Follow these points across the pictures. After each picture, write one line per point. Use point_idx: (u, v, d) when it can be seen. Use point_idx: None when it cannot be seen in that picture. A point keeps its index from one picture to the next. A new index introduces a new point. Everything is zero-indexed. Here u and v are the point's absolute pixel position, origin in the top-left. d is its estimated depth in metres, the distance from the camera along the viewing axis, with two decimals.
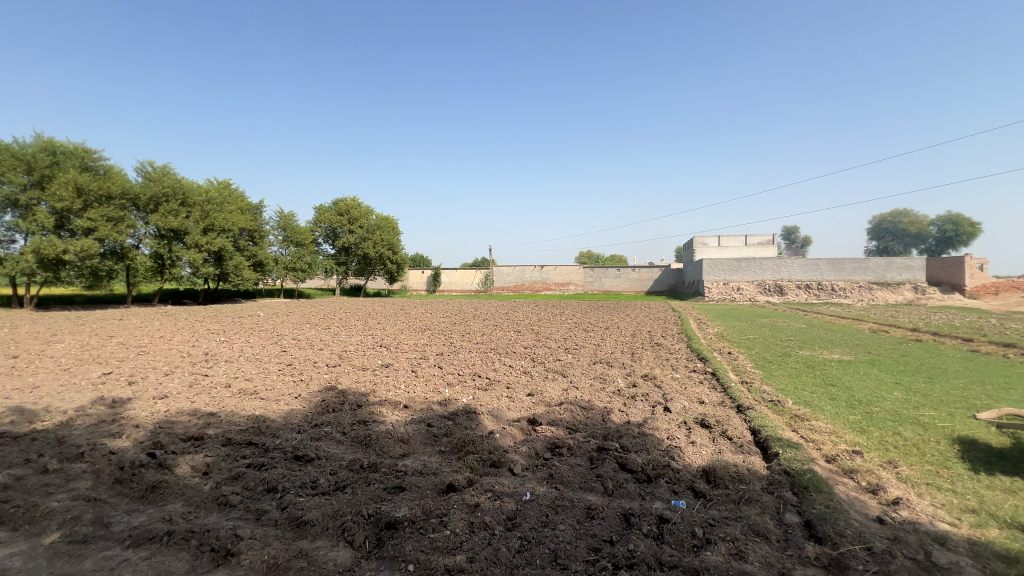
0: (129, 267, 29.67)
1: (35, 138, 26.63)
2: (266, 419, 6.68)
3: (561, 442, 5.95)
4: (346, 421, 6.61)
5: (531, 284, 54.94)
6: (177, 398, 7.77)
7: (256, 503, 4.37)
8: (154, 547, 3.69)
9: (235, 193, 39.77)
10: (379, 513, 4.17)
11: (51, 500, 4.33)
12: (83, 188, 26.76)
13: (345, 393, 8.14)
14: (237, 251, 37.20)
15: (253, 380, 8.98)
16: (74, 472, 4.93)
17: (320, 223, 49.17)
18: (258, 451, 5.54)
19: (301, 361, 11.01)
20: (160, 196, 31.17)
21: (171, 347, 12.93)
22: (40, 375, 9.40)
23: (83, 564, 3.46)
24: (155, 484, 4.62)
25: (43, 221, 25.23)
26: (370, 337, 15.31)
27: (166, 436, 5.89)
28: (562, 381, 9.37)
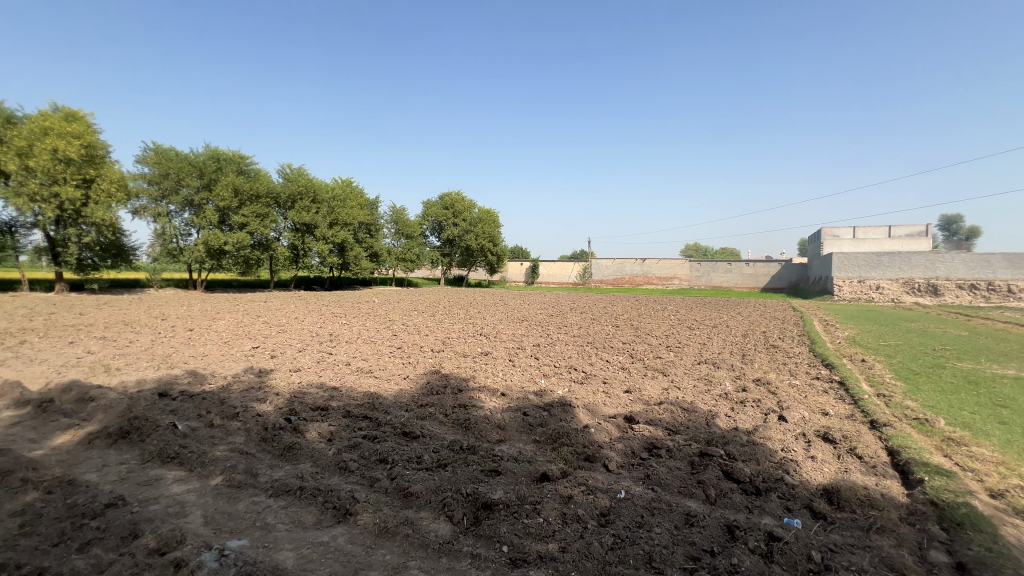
0: (272, 256, 34.32)
1: (206, 148, 31.82)
2: (379, 397, 7.33)
3: (660, 444, 5.72)
4: (448, 404, 7.02)
5: (632, 279, 53.14)
6: (308, 372, 8.87)
7: (370, 471, 4.84)
8: (290, 498, 4.27)
9: (356, 191, 44.00)
10: (476, 492, 4.36)
11: (215, 450, 5.22)
12: (239, 189, 31.53)
13: (448, 378, 8.62)
14: (357, 243, 41.10)
15: (369, 360, 9.92)
16: (232, 428, 5.89)
17: (428, 217, 52.27)
18: (372, 425, 6.11)
19: (410, 345, 11.91)
20: (296, 194, 35.61)
21: (304, 327, 14.77)
22: (206, 346, 11.31)
23: (238, 506, 4.13)
24: (290, 445, 5.33)
25: (210, 217, 30.21)
26: (472, 325, 16.00)
27: (300, 405, 6.76)
28: (662, 380, 8.98)
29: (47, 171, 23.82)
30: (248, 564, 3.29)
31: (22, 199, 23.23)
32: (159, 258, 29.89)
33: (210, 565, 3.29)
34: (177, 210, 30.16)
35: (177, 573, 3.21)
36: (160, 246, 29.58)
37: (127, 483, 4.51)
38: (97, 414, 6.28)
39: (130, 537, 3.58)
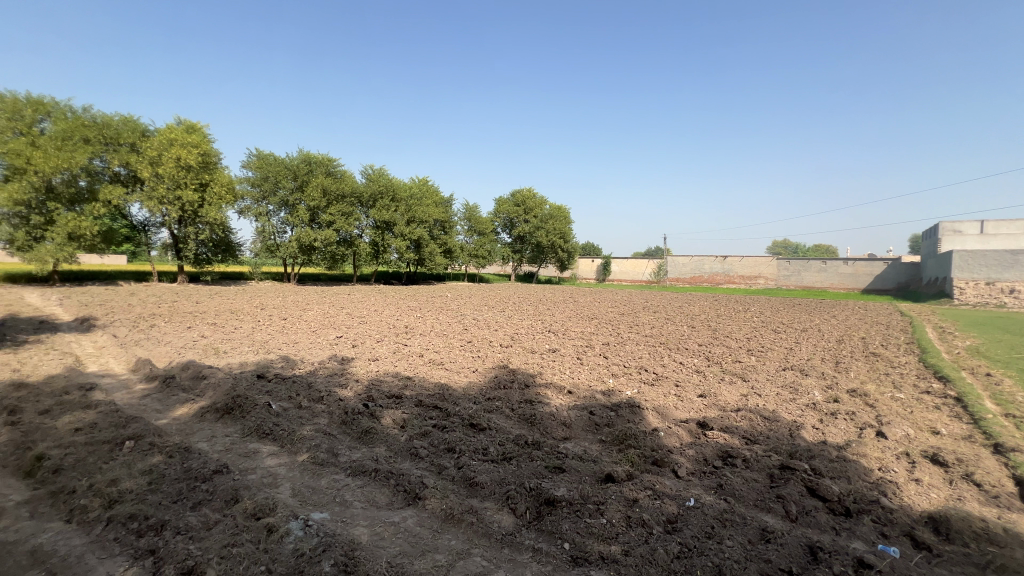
0: (356, 252, 36.68)
1: (301, 152, 34.71)
2: (449, 388, 7.59)
3: (735, 452, 5.39)
4: (515, 399, 7.11)
5: (711, 277, 50.33)
6: (385, 361, 9.41)
7: (438, 458, 5.03)
8: (365, 478, 4.57)
9: (431, 190, 45.77)
10: (540, 488, 4.38)
11: (303, 429, 5.71)
12: (327, 189, 34.06)
13: (515, 373, 8.73)
14: (432, 239, 42.77)
15: (440, 353, 10.31)
16: (317, 410, 6.40)
17: (499, 214, 52.85)
18: (442, 415, 6.35)
19: (480, 339, 12.21)
20: (377, 194, 37.76)
21: (383, 320, 15.67)
22: (297, 334, 12.38)
23: (321, 482, 4.49)
24: (367, 429, 5.70)
25: (302, 216, 32.95)
26: (541, 322, 16.04)
27: (377, 392, 7.20)
28: (741, 385, 8.44)
29: (172, 176, 27.28)
30: (328, 535, 3.56)
31: (152, 201, 26.80)
32: (260, 253, 33.10)
33: (295, 533, 3.60)
34: (275, 210, 33.23)
35: (268, 537, 3.56)
36: (261, 243, 32.75)
37: (230, 453, 5.06)
38: (207, 391, 7.12)
39: (232, 501, 4.02)
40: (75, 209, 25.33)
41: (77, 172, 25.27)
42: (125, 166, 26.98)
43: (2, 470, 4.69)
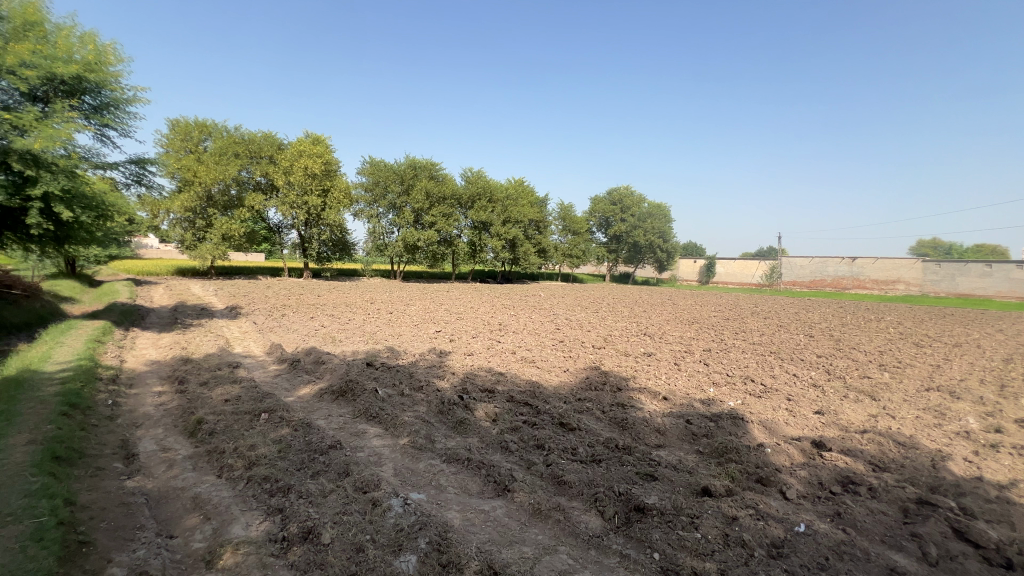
0: (455, 251, 38.50)
1: (407, 158, 37.29)
2: (539, 386, 7.66)
3: (859, 479, 4.75)
4: (606, 402, 6.97)
5: (836, 281, 44.74)
6: (479, 356, 9.78)
7: (527, 454, 5.10)
8: (458, 466, 4.80)
9: (527, 190, 46.50)
10: (629, 493, 4.25)
11: (404, 415, 6.15)
12: (430, 192, 36.17)
13: (607, 375, 8.56)
14: (526, 239, 43.38)
15: (532, 351, 10.45)
16: (417, 399, 6.85)
17: (594, 213, 52.12)
18: (532, 412, 6.43)
19: (572, 339, 12.15)
20: (475, 195, 39.24)
21: (478, 316, 16.28)
22: (402, 327, 13.34)
23: (419, 465, 4.79)
24: (461, 419, 5.96)
25: (408, 217, 35.37)
26: (636, 324, 15.51)
27: (471, 385, 7.51)
28: (869, 404, 7.42)
29: (301, 184, 30.89)
30: (424, 515, 3.80)
31: (285, 206, 30.59)
32: (371, 252, 36.18)
33: (396, 509, 3.90)
34: (384, 213, 36.05)
35: (372, 509, 3.90)
36: (372, 243, 35.77)
37: (343, 431, 5.62)
38: (326, 374, 7.98)
39: (343, 474, 4.47)
40: (228, 214, 29.80)
41: (229, 182, 29.69)
42: (265, 176, 31.09)
43: (173, 429, 5.69)
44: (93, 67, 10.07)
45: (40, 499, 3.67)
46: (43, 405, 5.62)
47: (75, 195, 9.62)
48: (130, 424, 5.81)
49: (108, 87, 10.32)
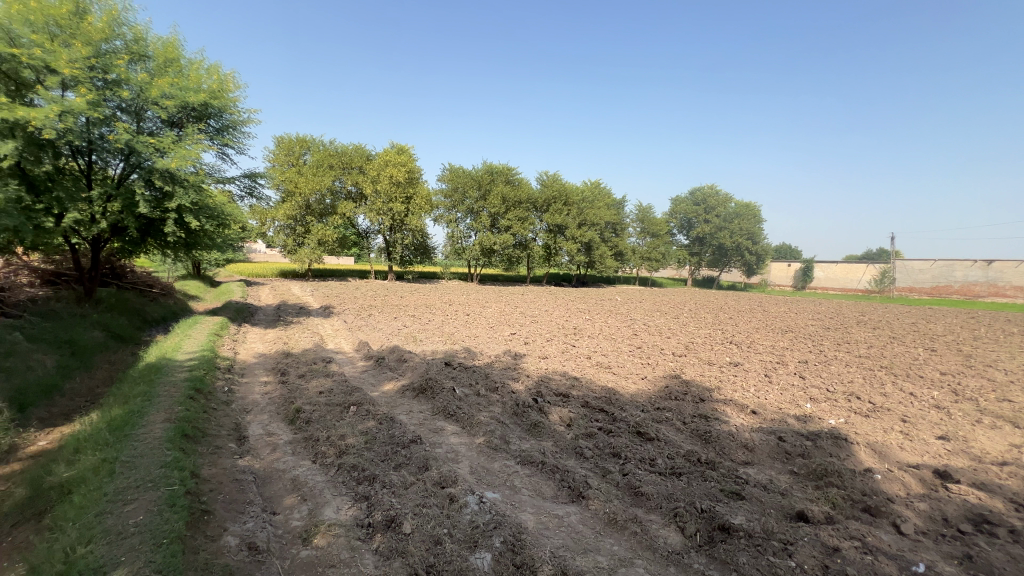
0: (530, 254, 38.83)
1: (485, 164, 38.30)
2: (615, 393, 7.48)
3: (996, 519, 4.08)
4: (687, 412, 6.64)
5: (964, 288, 38.86)
6: (554, 360, 9.76)
7: (603, 461, 5.00)
8: (533, 469, 4.81)
9: (603, 193, 45.76)
10: (713, 511, 4.00)
11: (480, 414, 6.29)
12: (506, 197, 36.83)
13: (689, 384, 8.13)
14: (602, 242, 42.63)
15: (608, 356, 10.23)
16: (493, 399, 6.98)
17: (675, 215, 49.98)
18: (608, 419, 6.28)
19: (650, 346, 11.72)
20: (551, 199, 39.29)
21: (553, 320, 16.26)
22: (478, 329, 13.68)
23: (494, 465, 4.88)
24: (536, 422, 5.98)
25: (485, 221, 36.27)
26: (721, 332, 14.59)
27: (546, 388, 7.51)
28: (1010, 431, 6.35)
29: (386, 192, 32.85)
30: (498, 514, 3.85)
31: (373, 213, 32.76)
32: (449, 255, 37.57)
33: (472, 506, 4.00)
34: (463, 217, 37.27)
35: (450, 505, 4.03)
36: (450, 246, 37.12)
37: (423, 427, 5.88)
38: (408, 371, 8.41)
39: (423, 468, 4.67)
40: (323, 221, 32.49)
41: (325, 192, 32.36)
42: (355, 185, 33.49)
43: (276, 416, 6.30)
44: (217, 94, 11.42)
45: (172, 470, 4.23)
46: (175, 389, 6.49)
47: (201, 207, 11.01)
48: (242, 409, 6.52)
49: (228, 111, 11.69)
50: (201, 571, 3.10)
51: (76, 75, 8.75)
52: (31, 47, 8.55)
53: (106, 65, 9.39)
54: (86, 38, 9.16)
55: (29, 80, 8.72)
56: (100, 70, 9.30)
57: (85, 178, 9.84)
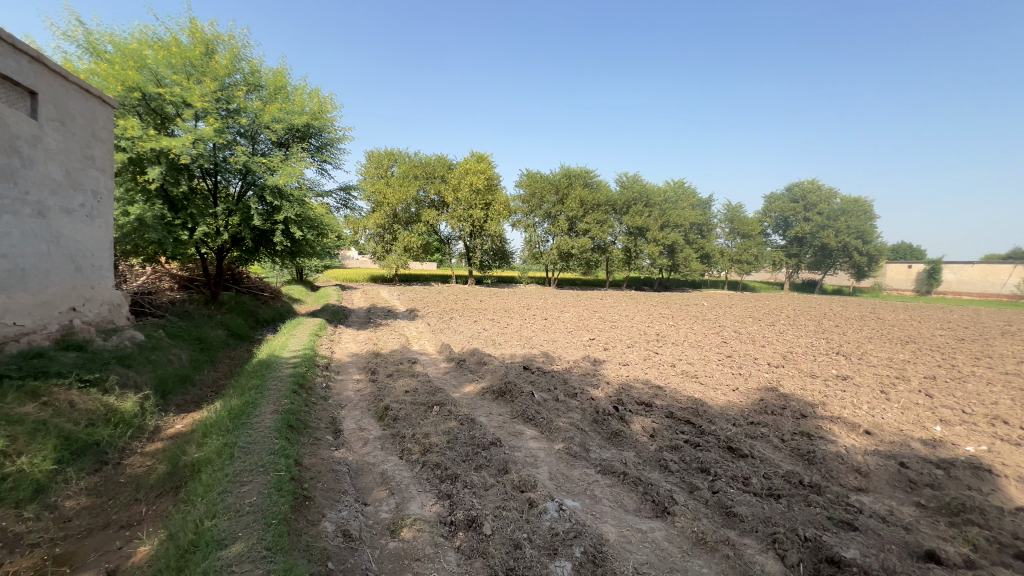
0: (609, 258, 38.08)
1: (563, 168, 38.33)
2: (703, 404, 7.05)
3: None
4: (785, 428, 6.08)
5: None
6: (635, 367, 9.45)
7: (690, 476, 4.73)
8: (614, 479, 4.68)
9: (688, 192, 43.71)
10: (819, 540, 3.62)
11: (559, 420, 6.25)
12: (584, 200, 36.44)
13: (787, 398, 7.44)
14: (687, 244, 40.59)
15: (694, 365, 9.69)
16: (572, 405, 6.90)
17: (769, 213, 46.29)
18: (695, 432, 5.93)
19: (741, 355, 10.93)
20: (631, 200, 38.29)
21: (634, 325, 15.76)
22: (556, 333, 13.66)
23: (574, 473, 4.81)
24: (617, 431, 5.81)
25: (562, 225, 36.17)
26: (826, 341, 13.20)
27: (627, 396, 7.28)
28: None
29: (467, 200, 33.98)
30: (579, 523, 3.79)
31: (454, 220, 34.05)
32: (527, 260, 37.96)
33: (551, 513, 3.98)
34: (540, 222, 37.48)
35: (529, 510, 4.04)
36: (528, 251, 37.49)
37: (502, 430, 5.97)
38: (487, 374, 8.60)
39: (502, 471, 4.73)
40: (409, 228, 34.43)
41: (410, 201, 34.30)
42: (438, 194, 35.07)
43: (367, 412, 6.75)
44: (318, 115, 12.56)
45: (279, 457, 4.69)
46: (282, 383, 7.21)
47: (304, 218, 12.14)
48: (337, 404, 7.07)
49: (327, 130, 12.80)
50: (303, 552, 3.39)
51: (206, 107, 10.09)
52: (173, 86, 10.00)
53: (228, 96, 10.72)
54: (214, 74, 10.54)
55: (171, 114, 10.21)
56: (224, 102, 10.62)
57: (212, 196, 11.29)
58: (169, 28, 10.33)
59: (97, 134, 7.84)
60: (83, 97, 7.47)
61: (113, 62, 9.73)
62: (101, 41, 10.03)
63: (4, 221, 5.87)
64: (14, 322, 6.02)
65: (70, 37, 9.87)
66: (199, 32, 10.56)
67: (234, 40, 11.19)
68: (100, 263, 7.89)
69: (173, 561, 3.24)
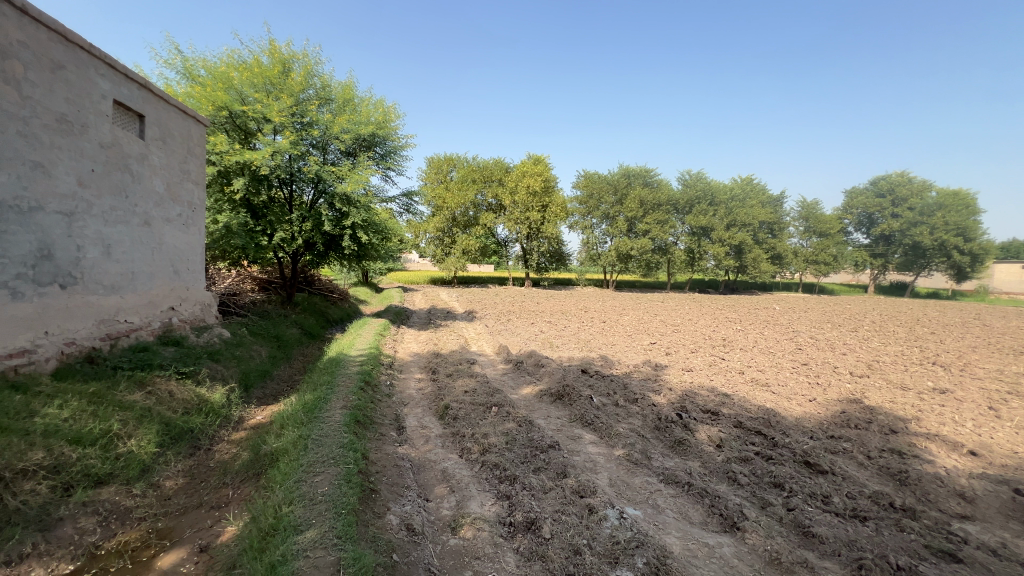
0: (670, 259, 36.85)
1: (621, 168, 37.64)
2: (775, 415, 6.62)
3: None
4: (872, 444, 5.57)
5: None
6: (700, 373, 9.05)
7: (762, 491, 4.45)
8: (678, 490, 4.51)
9: (756, 190, 41.43)
10: (915, 571, 3.28)
11: (619, 426, 6.12)
12: (644, 200, 35.51)
13: (874, 412, 6.82)
14: (755, 244, 38.38)
15: (765, 373, 9.13)
16: (632, 411, 6.73)
17: (851, 209, 42.85)
18: (767, 444, 5.58)
19: (819, 363, 10.17)
20: (694, 199, 36.86)
21: (697, 330, 15.12)
22: (615, 337, 13.39)
23: (635, 481, 4.69)
24: (681, 440, 5.59)
25: (621, 226, 35.46)
26: (919, 350, 11.96)
27: (690, 404, 6.99)
28: None
29: (524, 202, 34.18)
30: (641, 533, 3.68)
31: (511, 222, 34.41)
32: (585, 261, 37.52)
33: (612, 521, 3.89)
34: (598, 223, 36.93)
35: (589, 516, 3.98)
36: (586, 253, 37.11)
37: (561, 433, 5.94)
38: (545, 377, 8.59)
39: (561, 475, 4.70)
40: (467, 231, 35.21)
41: (468, 205, 35.07)
42: (496, 197, 35.57)
43: (429, 410, 6.97)
44: (382, 125, 13.14)
45: (348, 450, 4.95)
46: (350, 380, 7.62)
47: (370, 224, 12.74)
48: (401, 402, 7.35)
49: (391, 138, 13.37)
50: (370, 543, 3.54)
51: (283, 121, 10.88)
52: (255, 104, 10.87)
53: (302, 111, 11.48)
54: (290, 91, 11.34)
55: (253, 129, 11.12)
56: (299, 116, 11.40)
57: (287, 205, 12.13)
58: (252, 51, 11.23)
59: (192, 151, 8.69)
60: (181, 118, 8.32)
61: (205, 84, 10.74)
62: (195, 66, 11.11)
63: (119, 230, 6.65)
64: (125, 319, 6.79)
65: (171, 65, 11.01)
66: (277, 53, 11.40)
67: (307, 58, 11.97)
68: (194, 267, 8.72)
69: (256, 543, 3.50)
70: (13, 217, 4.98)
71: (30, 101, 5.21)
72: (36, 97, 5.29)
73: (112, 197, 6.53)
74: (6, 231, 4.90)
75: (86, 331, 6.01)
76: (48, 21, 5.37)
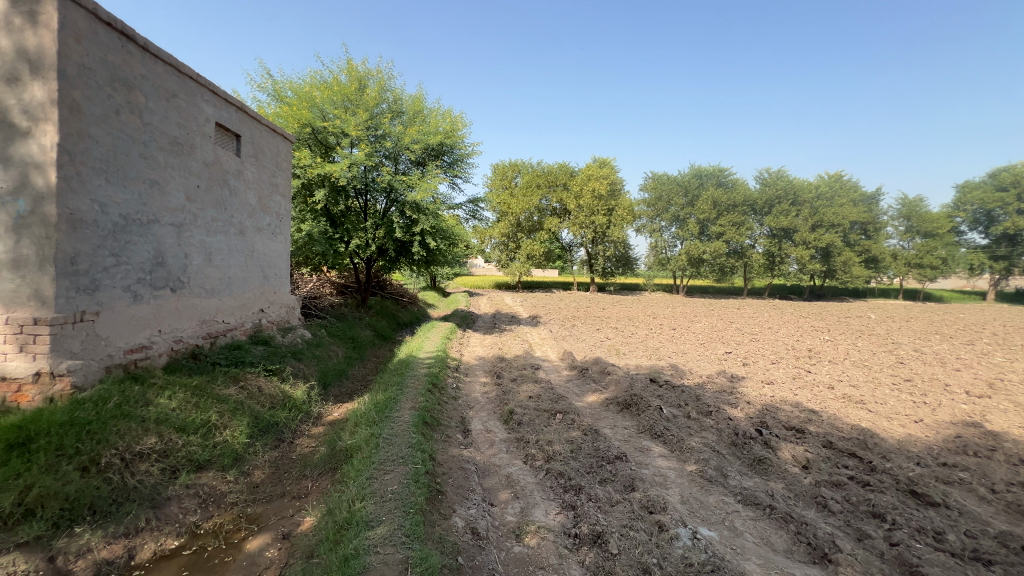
0: (747, 263, 34.62)
1: (692, 169, 36.21)
2: (872, 435, 5.98)
3: None
4: (996, 476, 4.86)
5: None
6: (782, 387, 8.39)
7: (857, 520, 4.03)
8: (759, 512, 4.19)
9: (845, 186, 38.07)
10: None
11: (691, 439, 5.81)
12: (717, 201, 33.79)
13: (997, 438, 5.95)
14: (845, 246, 35.14)
15: (859, 388, 8.28)
16: (705, 424, 6.37)
17: (965, 206, 37.91)
18: (863, 468, 5.05)
19: (926, 379, 9.06)
20: (773, 199, 34.53)
21: (779, 339, 14.07)
22: (686, 345, 12.80)
23: (710, 499, 4.44)
24: (761, 458, 5.21)
25: (692, 229, 33.96)
26: None
27: (771, 419, 6.51)
28: None
29: (589, 206, 33.72)
30: (716, 556, 3.47)
31: (576, 226, 34.12)
32: (653, 266, 36.30)
33: (684, 541, 3.70)
34: (667, 226, 35.69)
35: (659, 533, 3.81)
36: (654, 257, 36.07)
37: (628, 444, 5.76)
38: (611, 384, 8.39)
39: (629, 488, 4.55)
40: (532, 236, 35.41)
41: (533, 210, 35.29)
42: (560, 202, 35.41)
43: (494, 414, 7.04)
44: (450, 134, 13.58)
45: (417, 450, 5.12)
46: (419, 381, 7.89)
47: (438, 230, 13.16)
48: (466, 405, 7.49)
49: (458, 146, 13.76)
50: (437, 543, 3.63)
51: (359, 135, 11.56)
52: (335, 120, 11.65)
53: (376, 124, 12.14)
54: (365, 106, 12.04)
55: (332, 143, 11.92)
56: (373, 129, 12.06)
57: (363, 213, 12.84)
58: (333, 71, 12.07)
59: (280, 166, 9.48)
60: (271, 136, 9.10)
61: (292, 104, 11.68)
62: (283, 88, 12.13)
63: (218, 240, 7.38)
64: (223, 319, 7.52)
65: (263, 88, 12.11)
66: (354, 71, 12.16)
67: (380, 74, 12.67)
68: (280, 272, 9.49)
69: (331, 534, 3.71)
70: (135, 229, 5.67)
71: (150, 126, 5.93)
72: (154, 122, 6.01)
73: (213, 210, 7.26)
74: (130, 241, 5.60)
75: (191, 330, 6.71)
76: (164, 56, 6.10)
